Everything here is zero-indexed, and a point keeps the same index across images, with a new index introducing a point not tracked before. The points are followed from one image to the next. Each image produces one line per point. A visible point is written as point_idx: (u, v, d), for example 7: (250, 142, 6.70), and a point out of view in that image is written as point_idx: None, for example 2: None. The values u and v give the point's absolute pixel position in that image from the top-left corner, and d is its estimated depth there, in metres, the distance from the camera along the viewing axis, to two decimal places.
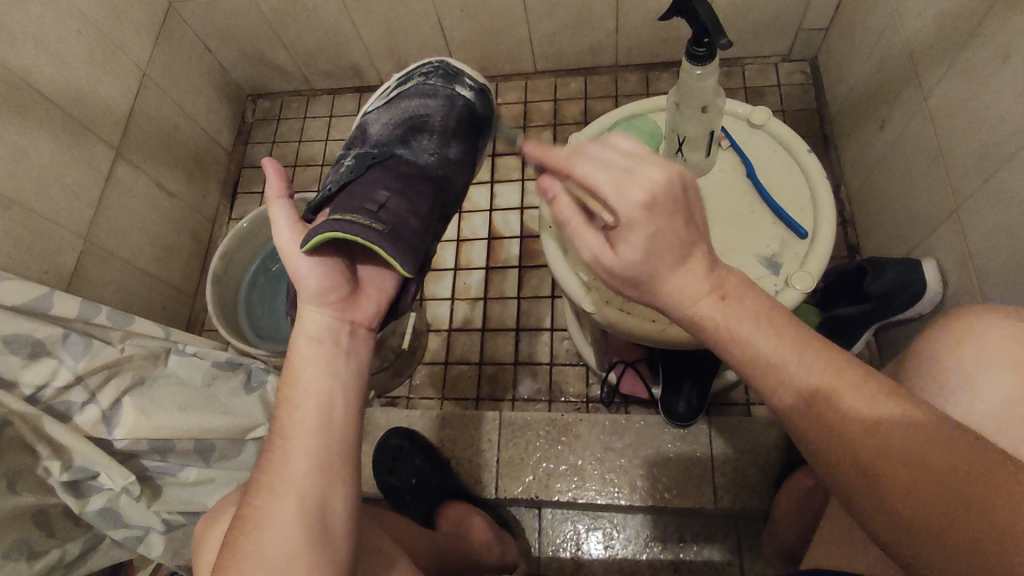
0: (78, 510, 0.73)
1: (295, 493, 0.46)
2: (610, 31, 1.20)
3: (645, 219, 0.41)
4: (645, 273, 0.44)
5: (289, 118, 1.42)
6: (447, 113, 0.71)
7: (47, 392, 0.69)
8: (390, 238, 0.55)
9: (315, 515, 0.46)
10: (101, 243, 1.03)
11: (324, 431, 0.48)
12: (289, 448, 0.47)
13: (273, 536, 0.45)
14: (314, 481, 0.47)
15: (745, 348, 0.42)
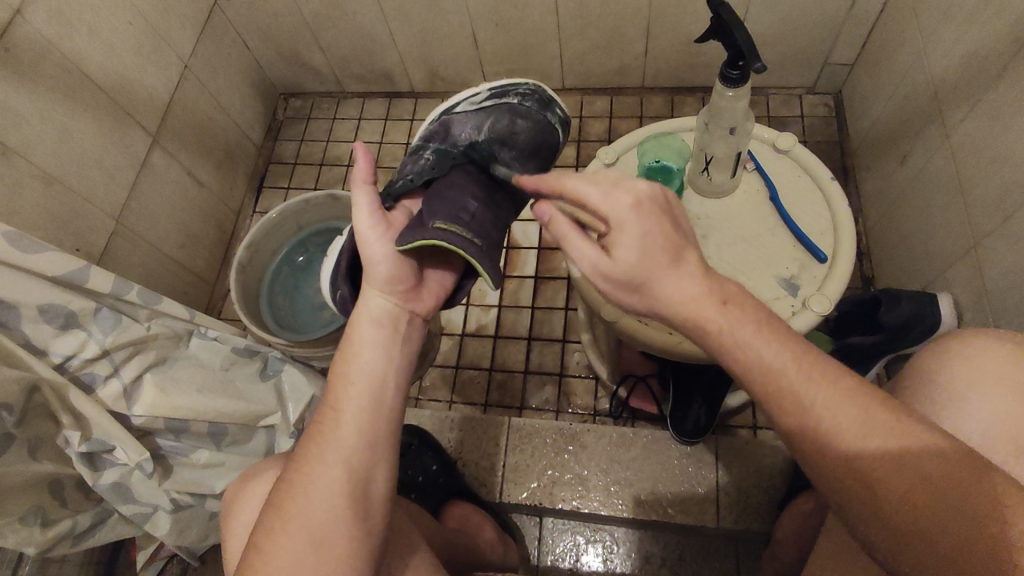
0: (92, 482, 0.74)
1: (343, 464, 0.50)
2: (639, 53, 1.23)
3: (634, 221, 0.45)
4: (640, 276, 0.46)
5: (319, 118, 1.45)
6: (540, 135, 0.67)
7: (74, 363, 0.71)
8: (484, 253, 0.56)
9: (359, 485, 0.50)
10: (131, 226, 1.05)
11: (374, 410, 0.51)
12: (342, 420, 0.51)
13: (320, 499, 0.49)
14: (360, 456, 0.50)
15: (749, 360, 0.44)
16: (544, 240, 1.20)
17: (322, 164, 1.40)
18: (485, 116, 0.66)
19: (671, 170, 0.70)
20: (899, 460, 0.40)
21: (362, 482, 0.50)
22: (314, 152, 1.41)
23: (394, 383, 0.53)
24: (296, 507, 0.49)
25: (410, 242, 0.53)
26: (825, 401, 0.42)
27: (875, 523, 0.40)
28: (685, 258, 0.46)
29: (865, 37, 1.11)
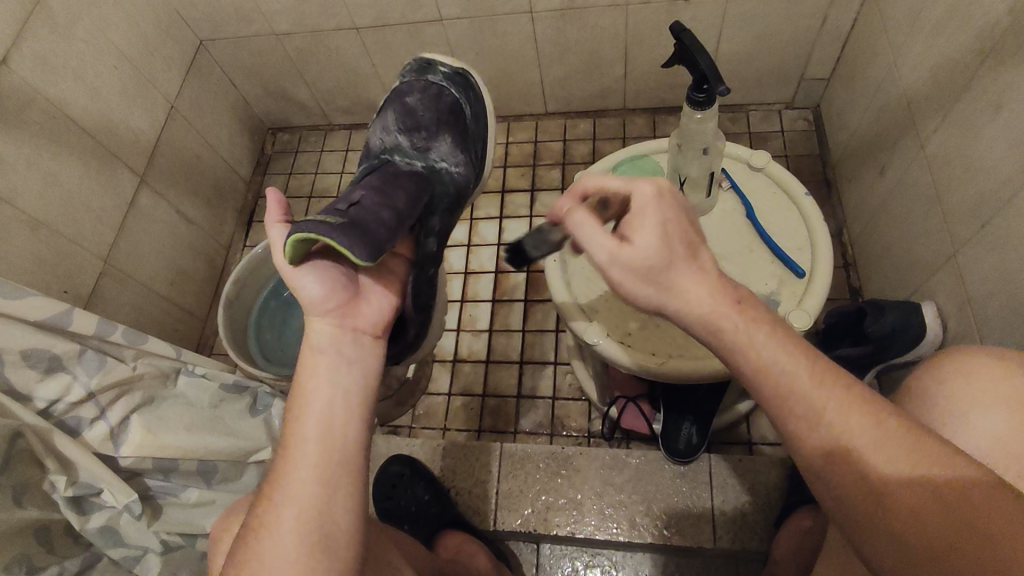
0: (79, 527, 0.74)
1: (300, 507, 0.47)
2: (618, 76, 1.25)
3: (659, 202, 0.47)
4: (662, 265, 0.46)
5: (307, 151, 1.47)
6: (436, 106, 0.72)
7: (59, 407, 0.71)
8: (343, 229, 0.52)
9: (319, 530, 0.47)
10: (120, 265, 1.06)
11: (330, 448, 0.49)
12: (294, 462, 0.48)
13: (276, 544, 0.47)
14: (318, 498, 0.48)
15: (759, 359, 0.44)
16: (532, 263, 1.20)
17: (311, 196, 1.41)
18: (383, 116, 0.72)
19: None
20: (922, 482, 0.40)
21: (324, 527, 0.47)
22: (302, 185, 1.43)
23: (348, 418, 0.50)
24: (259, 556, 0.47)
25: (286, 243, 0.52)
26: (835, 407, 0.42)
27: (884, 539, 0.40)
28: (700, 255, 0.48)
29: (839, 52, 1.13)
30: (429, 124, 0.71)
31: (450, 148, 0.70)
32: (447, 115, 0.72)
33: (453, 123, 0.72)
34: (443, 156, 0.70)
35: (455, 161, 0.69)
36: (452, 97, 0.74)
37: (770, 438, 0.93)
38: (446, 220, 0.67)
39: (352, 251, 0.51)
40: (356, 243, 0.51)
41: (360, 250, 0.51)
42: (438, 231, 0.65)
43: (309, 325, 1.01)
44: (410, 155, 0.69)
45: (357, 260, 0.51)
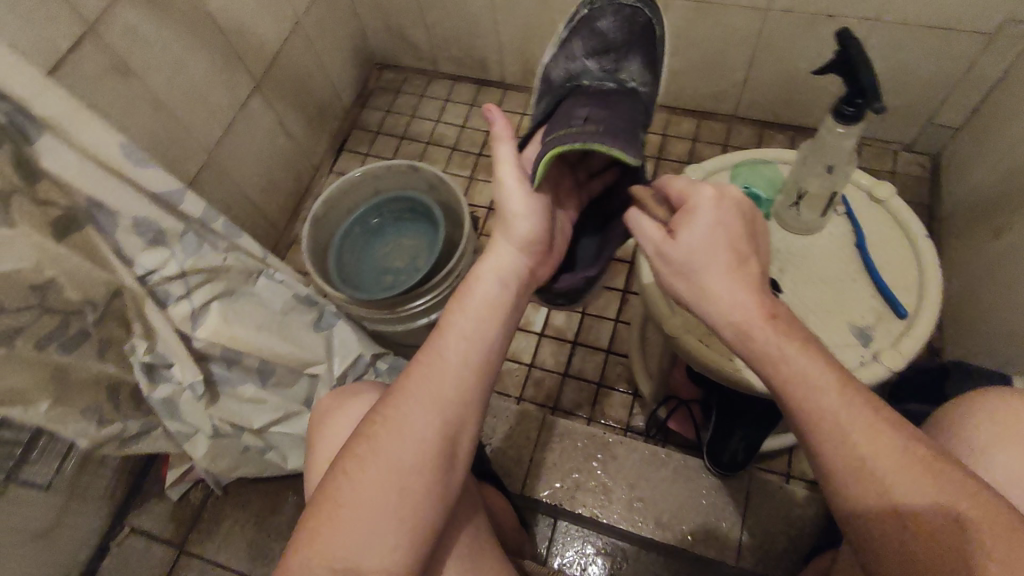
0: (146, 392, 0.79)
1: (425, 409, 0.52)
2: (737, 81, 1.22)
3: (711, 210, 0.52)
4: (700, 260, 0.51)
5: (407, 94, 1.49)
6: (632, 28, 0.69)
7: (154, 278, 0.73)
8: (605, 133, 0.54)
9: (435, 439, 0.51)
10: (221, 162, 1.10)
11: (465, 371, 0.53)
12: (432, 370, 0.53)
13: (407, 445, 0.51)
14: (442, 410, 0.52)
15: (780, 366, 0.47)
16: None
17: (404, 137, 1.43)
18: (568, 45, 0.70)
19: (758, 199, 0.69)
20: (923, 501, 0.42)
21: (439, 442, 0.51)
22: (397, 125, 1.45)
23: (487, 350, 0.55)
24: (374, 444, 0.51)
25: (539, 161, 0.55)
26: (840, 411, 0.45)
27: (889, 552, 0.42)
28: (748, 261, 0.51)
29: (979, 101, 1.07)
30: (622, 45, 0.69)
31: (640, 69, 0.68)
32: (644, 38, 0.69)
33: (646, 46, 0.69)
34: (632, 75, 0.67)
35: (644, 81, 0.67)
36: (643, 18, 0.70)
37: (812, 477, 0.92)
38: None
39: (625, 149, 0.53)
40: (624, 145, 0.54)
41: (629, 150, 0.54)
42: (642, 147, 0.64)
43: (389, 257, 1.03)
44: (600, 77, 0.67)
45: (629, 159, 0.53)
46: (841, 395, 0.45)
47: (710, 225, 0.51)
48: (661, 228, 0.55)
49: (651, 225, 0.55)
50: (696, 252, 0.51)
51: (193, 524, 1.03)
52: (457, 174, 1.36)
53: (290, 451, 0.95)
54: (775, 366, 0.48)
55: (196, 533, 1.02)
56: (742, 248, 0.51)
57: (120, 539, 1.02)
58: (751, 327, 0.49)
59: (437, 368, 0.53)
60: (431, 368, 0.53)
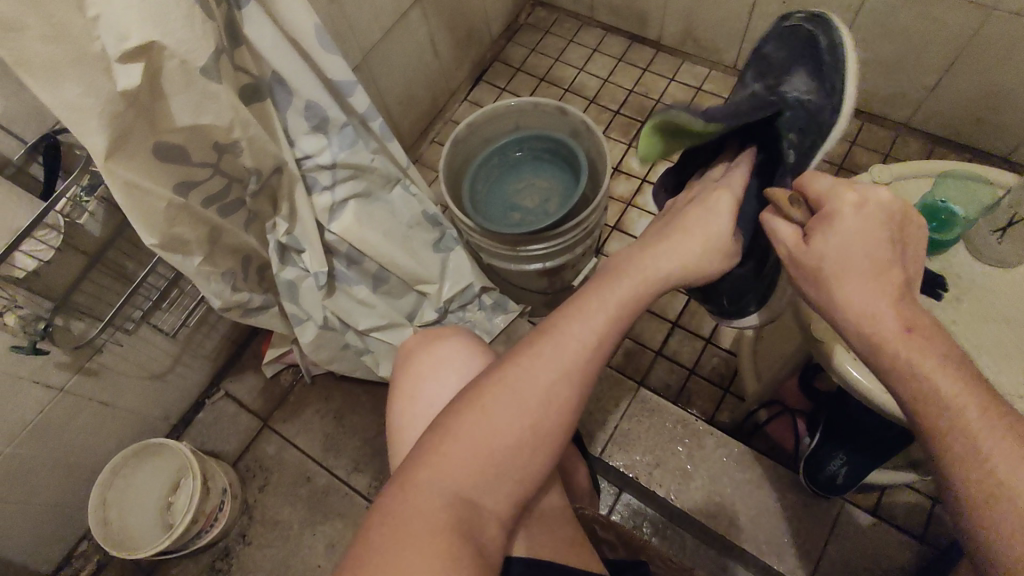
0: (275, 272, 0.83)
1: (544, 380, 0.49)
2: (923, 87, 1.10)
3: (852, 218, 0.45)
4: (832, 268, 0.45)
5: (556, 36, 1.44)
6: (791, 41, 0.65)
7: (308, 164, 0.76)
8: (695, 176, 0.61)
9: (548, 418, 0.48)
10: (372, 67, 1.10)
11: (595, 356, 0.51)
12: (552, 349, 0.50)
13: (519, 410, 0.48)
14: (562, 390, 0.49)
15: (920, 390, 0.40)
16: None
17: (544, 79, 1.40)
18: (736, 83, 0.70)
19: (954, 215, 0.62)
20: None
21: (550, 422, 0.49)
22: (539, 66, 1.41)
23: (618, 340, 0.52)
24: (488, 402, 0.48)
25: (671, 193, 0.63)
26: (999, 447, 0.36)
27: None
28: (892, 277, 0.44)
29: None
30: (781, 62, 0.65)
31: (805, 79, 0.62)
32: (805, 47, 0.63)
33: (812, 53, 0.63)
34: (795, 87, 0.62)
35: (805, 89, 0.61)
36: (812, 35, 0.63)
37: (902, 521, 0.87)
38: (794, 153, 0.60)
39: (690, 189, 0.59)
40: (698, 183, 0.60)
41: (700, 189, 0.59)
42: (800, 150, 0.60)
43: (520, 194, 1.02)
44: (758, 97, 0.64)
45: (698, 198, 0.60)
46: (991, 416, 0.37)
47: (846, 224, 0.45)
48: (798, 232, 0.49)
49: (786, 227, 0.50)
50: (830, 257, 0.45)
51: (279, 403, 1.09)
52: None
53: (383, 359, 0.98)
54: (904, 382, 0.40)
55: (281, 412, 1.08)
56: (882, 256, 0.44)
57: (214, 399, 1.10)
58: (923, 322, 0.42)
59: (571, 342, 0.50)
60: (565, 340, 0.50)
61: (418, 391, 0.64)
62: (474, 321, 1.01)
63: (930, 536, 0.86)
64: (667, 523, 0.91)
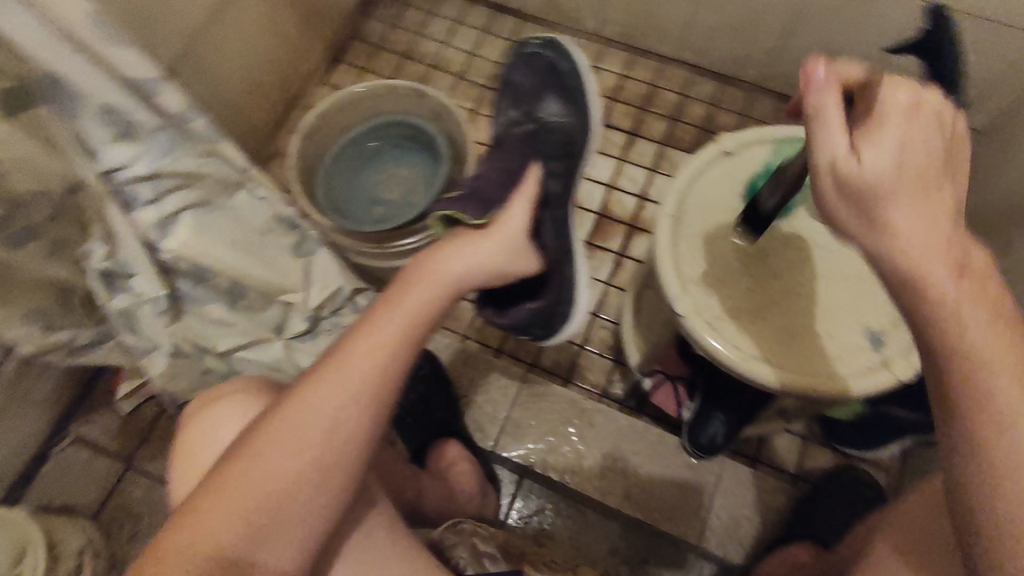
0: (102, 301, 0.74)
1: (318, 415, 0.45)
2: (770, 48, 1.14)
3: (908, 125, 0.38)
4: (885, 189, 0.37)
5: (415, 8, 1.36)
6: (533, 65, 0.67)
7: (118, 176, 0.64)
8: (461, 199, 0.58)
9: (335, 452, 0.45)
10: (201, 54, 0.98)
11: (386, 380, 0.47)
12: (327, 379, 0.46)
13: (289, 453, 0.44)
14: (349, 423, 0.46)
15: (956, 328, 0.36)
16: (606, 209, 1.14)
17: (406, 57, 1.32)
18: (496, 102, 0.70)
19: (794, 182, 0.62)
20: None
21: (337, 458, 0.45)
22: (401, 42, 1.33)
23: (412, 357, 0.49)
24: (259, 450, 0.44)
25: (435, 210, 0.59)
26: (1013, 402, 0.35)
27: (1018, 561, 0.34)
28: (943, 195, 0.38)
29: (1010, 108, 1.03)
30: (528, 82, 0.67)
31: (555, 104, 0.66)
32: (550, 72, 0.67)
33: (557, 78, 0.66)
34: (549, 112, 0.65)
35: (560, 113, 0.65)
36: (550, 62, 0.67)
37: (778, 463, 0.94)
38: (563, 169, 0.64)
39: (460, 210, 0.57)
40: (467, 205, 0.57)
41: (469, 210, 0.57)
42: (562, 173, 0.63)
43: (382, 186, 0.96)
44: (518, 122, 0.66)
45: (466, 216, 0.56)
46: (1002, 342, 0.36)
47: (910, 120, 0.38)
48: (849, 148, 0.39)
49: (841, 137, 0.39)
50: (888, 172, 0.37)
51: (143, 441, 0.98)
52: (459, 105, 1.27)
53: None
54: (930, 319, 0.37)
55: (147, 450, 0.98)
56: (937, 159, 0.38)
57: (62, 447, 0.96)
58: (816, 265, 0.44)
59: (356, 370, 0.46)
60: (348, 368, 0.46)
61: (213, 424, 0.57)
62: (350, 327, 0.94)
63: (802, 474, 0.94)
64: (568, 502, 0.92)
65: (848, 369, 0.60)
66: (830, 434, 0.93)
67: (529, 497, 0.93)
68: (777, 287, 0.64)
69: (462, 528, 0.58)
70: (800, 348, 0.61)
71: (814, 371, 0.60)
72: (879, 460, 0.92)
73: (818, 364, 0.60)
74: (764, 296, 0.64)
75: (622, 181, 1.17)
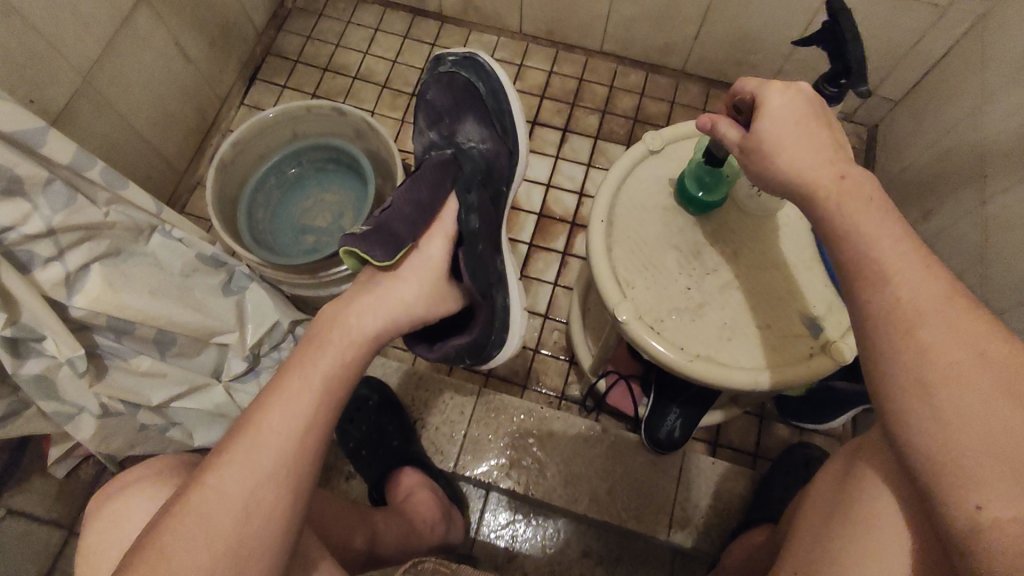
0: (11, 370, 0.66)
1: (231, 492, 0.44)
2: (690, 35, 1.15)
3: (779, 96, 0.47)
4: (772, 146, 0.46)
5: (331, 19, 1.31)
6: (450, 86, 0.65)
7: (11, 237, 0.60)
8: (366, 235, 0.52)
9: (250, 532, 0.44)
10: (100, 88, 0.91)
11: (300, 448, 0.46)
12: (238, 454, 0.45)
13: (201, 539, 0.43)
14: (266, 500, 0.45)
15: (861, 239, 0.41)
16: (547, 209, 1.13)
17: (326, 70, 1.27)
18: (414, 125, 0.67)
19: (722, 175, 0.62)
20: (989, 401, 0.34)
21: (256, 539, 0.44)
22: (320, 55, 1.28)
23: (328, 419, 0.48)
24: (168, 546, 0.42)
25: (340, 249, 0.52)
26: (937, 321, 0.37)
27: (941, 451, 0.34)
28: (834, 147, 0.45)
29: (920, 77, 1.06)
30: (444, 105, 0.65)
31: (475, 127, 0.64)
32: (468, 94, 0.65)
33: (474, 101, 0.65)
34: (468, 135, 0.64)
35: (480, 139, 0.63)
36: (467, 83, 0.65)
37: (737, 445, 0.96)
38: (483, 195, 0.61)
39: (366, 249, 0.51)
40: (375, 245, 0.52)
41: (376, 250, 0.52)
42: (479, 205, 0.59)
43: (309, 213, 0.93)
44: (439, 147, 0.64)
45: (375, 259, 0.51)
46: (913, 255, 0.39)
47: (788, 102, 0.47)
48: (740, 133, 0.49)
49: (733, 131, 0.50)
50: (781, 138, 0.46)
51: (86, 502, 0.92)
52: (387, 115, 1.23)
53: (197, 427, 0.84)
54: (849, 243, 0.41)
55: None
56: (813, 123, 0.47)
57: None
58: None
59: (266, 444, 0.46)
60: (259, 443, 0.45)
61: (125, 510, 0.54)
62: None
63: (761, 453, 0.96)
64: (539, 509, 0.91)
65: (788, 357, 0.61)
66: (783, 411, 0.95)
67: (500, 509, 0.92)
68: (714, 282, 0.64)
69: (424, 568, 0.54)
70: (741, 343, 0.62)
71: (755, 363, 0.61)
72: (830, 430, 0.94)
73: (759, 357, 0.61)
74: (703, 293, 0.64)
75: (559, 180, 1.16)
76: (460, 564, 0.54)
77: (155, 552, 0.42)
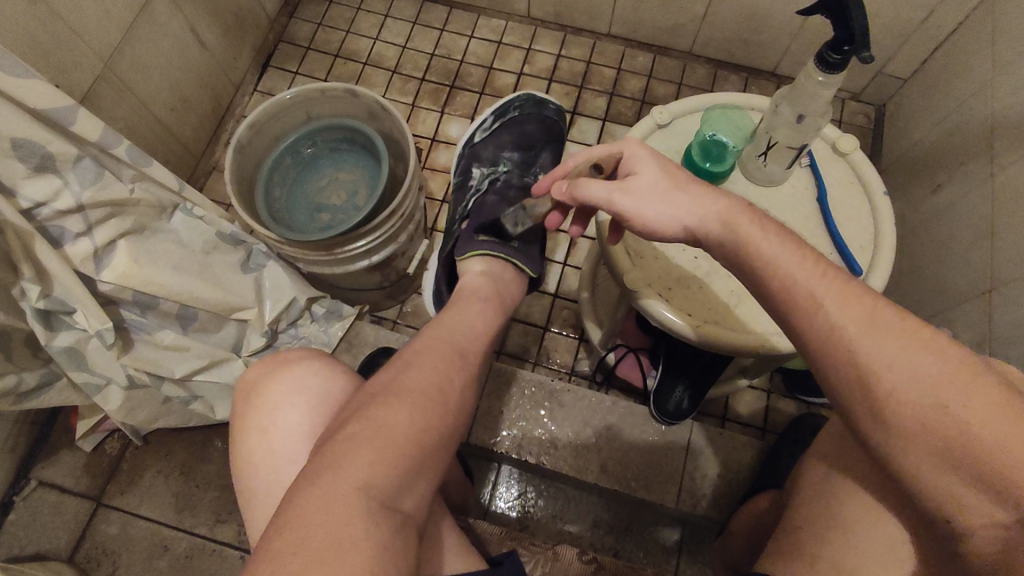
0: (44, 342, 0.69)
1: (424, 383, 0.49)
2: (696, 15, 1.15)
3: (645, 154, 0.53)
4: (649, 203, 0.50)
5: (342, 6, 1.33)
6: (538, 123, 0.84)
7: (44, 212, 0.63)
8: (522, 250, 0.71)
9: (448, 411, 0.48)
10: (120, 74, 0.94)
11: (465, 360, 0.54)
12: (417, 361, 0.51)
13: (408, 412, 0.46)
14: (450, 389, 0.50)
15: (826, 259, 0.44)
16: None
17: (338, 56, 1.29)
18: (499, 136, 0.83)
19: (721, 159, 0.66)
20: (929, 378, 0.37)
21: (435, 432, 0.46)
22: (330, 41, 1.30)
23: (472, 366, 0.54)
24: (375, 413, 0.45)
25: (467, 252, 0.70)
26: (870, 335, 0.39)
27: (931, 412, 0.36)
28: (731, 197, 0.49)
29: (927, 54, 1.07)
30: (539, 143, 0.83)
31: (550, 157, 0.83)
32: (551, 132, 0.84)
33: (555, 138, 0.84)
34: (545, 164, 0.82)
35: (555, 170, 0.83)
36: (551, 123, 0.85)
37: (744, 418, 0.98)
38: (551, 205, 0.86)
39: (529, 264, 0.71)
40: (529, 260, 0.71)
41: (532, 265, 0.72)
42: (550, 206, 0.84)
43: (324, 193, 0.96)
44: (522, 170, 0.81)
45: (528, 271, 0.72)
46: None
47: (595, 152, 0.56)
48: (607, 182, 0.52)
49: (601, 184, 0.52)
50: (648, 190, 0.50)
51: (112, 475, 0.95)
52: (397, 100, 1.25)
53: (217, 401, 0.89)
54: None
55: (115, 485, 0.95)
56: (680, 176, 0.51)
57: (25, 493, 0.93)
58: (741, 228, 0.46)
59: (428, 365, 0.51)
60: (436, 351, 0.53)
61: (268, 423, 0.56)
62: (310, 336, 0.95)
63: (769, 427, 0.98)
64: (549, 481, 0.94)
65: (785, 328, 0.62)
66: (790, 385, 0.97)
67: (511, 482, 0.95)
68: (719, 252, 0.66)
69: None
70: (747, 308, 0.63)
71: (761, 327, 0.63)
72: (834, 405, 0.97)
73: (764, 324, 0.63)
74: (708, 263, 0.65)
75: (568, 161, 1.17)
76: (473, 520, 0.60)
77: (366, 414, 0.45)
